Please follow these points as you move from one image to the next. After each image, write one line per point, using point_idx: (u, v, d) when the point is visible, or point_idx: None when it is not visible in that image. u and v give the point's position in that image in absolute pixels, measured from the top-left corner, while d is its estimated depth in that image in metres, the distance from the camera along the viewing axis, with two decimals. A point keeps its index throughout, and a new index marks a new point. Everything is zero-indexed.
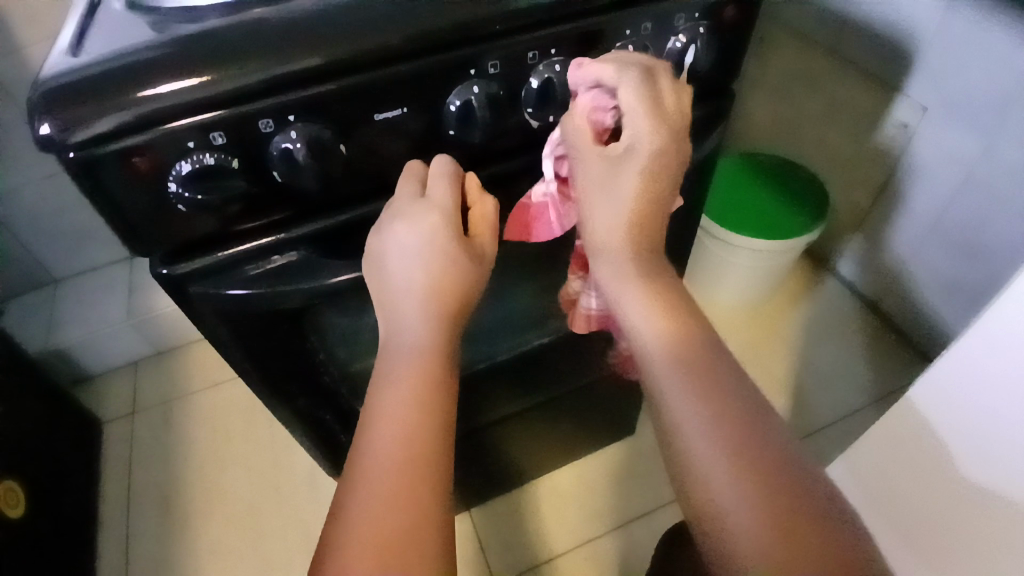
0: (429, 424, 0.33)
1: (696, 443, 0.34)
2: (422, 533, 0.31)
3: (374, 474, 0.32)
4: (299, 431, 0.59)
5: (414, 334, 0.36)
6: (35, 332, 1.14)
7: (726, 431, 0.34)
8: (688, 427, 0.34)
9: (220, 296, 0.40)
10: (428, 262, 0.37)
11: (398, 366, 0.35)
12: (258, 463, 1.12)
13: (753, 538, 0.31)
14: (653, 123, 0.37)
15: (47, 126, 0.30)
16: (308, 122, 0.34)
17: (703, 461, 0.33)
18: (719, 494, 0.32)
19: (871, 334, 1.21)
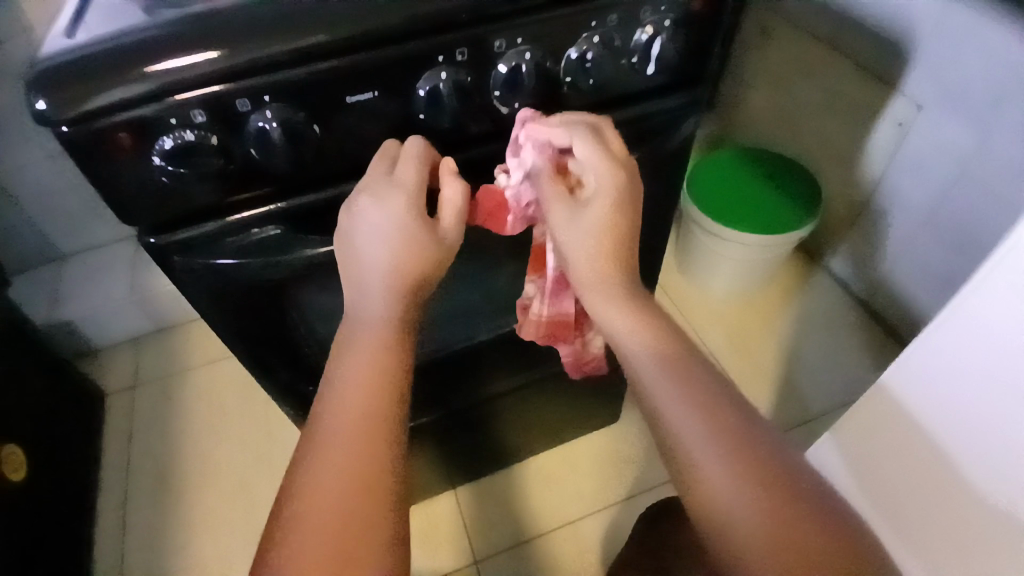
0: (384, 389, 0.36)
1: (696, 445, 0.37)
2: (373, 487, 0.33)
3: (331, 431, 0.34)
4: (284, 403, 0.61)
5: (373, 306, 0.39)
6: (41, 305, 1.17)
7: (716, 429, 0.38)
8: (682, 425, 0.38)
9: (206, 265, 0.43)
10: (392, 242, 0.39)
11: (359, 335, 0.38)
12: (254, 438, 1.16)
13: (757, 528, 0.35)
14: (609, 165, 0.42)
15: (42, 103, 0.32)
16: (282, 102, 0.36)
17: (702, 459, 0.37)
18: (721, 490, 0.36)
19: (861, 329, 1.22)
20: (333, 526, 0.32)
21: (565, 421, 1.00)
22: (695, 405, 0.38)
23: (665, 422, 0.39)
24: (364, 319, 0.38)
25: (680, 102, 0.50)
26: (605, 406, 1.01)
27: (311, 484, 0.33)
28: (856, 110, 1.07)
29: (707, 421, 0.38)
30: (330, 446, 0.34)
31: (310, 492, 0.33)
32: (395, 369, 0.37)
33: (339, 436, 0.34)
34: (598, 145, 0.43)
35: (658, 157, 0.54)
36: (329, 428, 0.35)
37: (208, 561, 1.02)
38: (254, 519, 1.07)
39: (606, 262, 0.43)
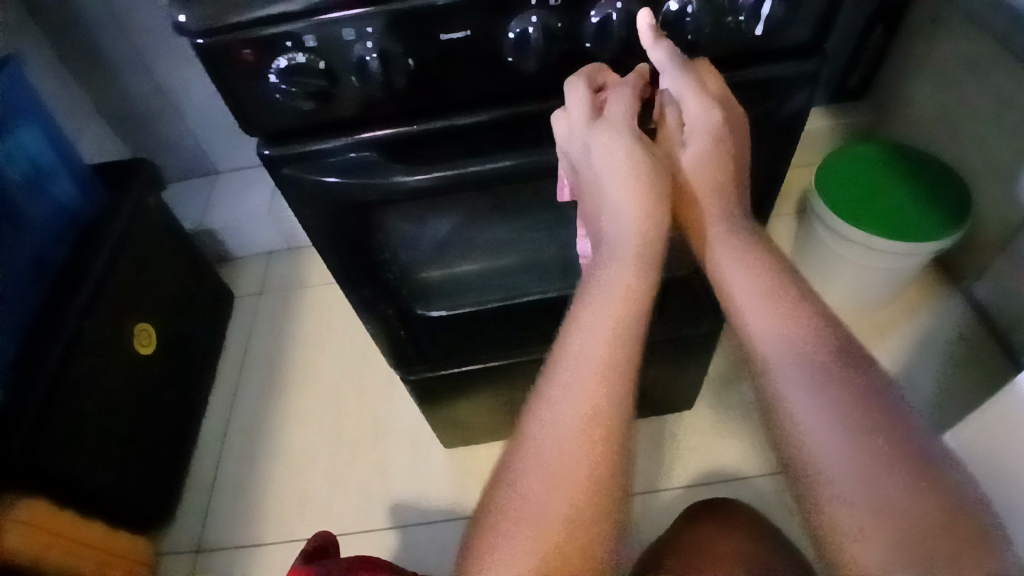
0: (618, 359, 0.42)
1: (806, 410, 0.40)
2: (614, 402, 0.41)
3: (576, 379, 0.41)
4: (365, 321, 0.67)
5: (623, 273, 0.43)
6: (195, 211, 1.36)
7: (833, 393, 0.39)
8: (798, 396, 0.40)
9: (311, 179, 0.48)
10: (635, 205, 0.43)
11: (602, 298, 0.43)
12: (349, 354, 1.27)
13: (864, 496, 0.37)
14: (702, 101, 0.42)
15: (183, 16, 0.38)
16: (383, 35, 0.39)
17: (811, 422, 0.39)
18: (828, 454, 0.38)
19: (991, 364, 1.07)
20: (585, 426, 0.40)
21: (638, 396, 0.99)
22: (811, 371, 0.40)
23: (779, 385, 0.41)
24: (609, 285, 0.43)
25: (797, 70, 0.46)
26: (682, 389, 0.99)
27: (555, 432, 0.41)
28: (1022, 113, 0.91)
29: (827, 388, 0.40)
30: (575, 400, 0.41)
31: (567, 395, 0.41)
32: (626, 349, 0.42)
33: (585, 387, 0.41)
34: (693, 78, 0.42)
35: (760, 129, 0.51)
36: (569, 386, 0.41)
37: (292, 454, 1.16)
38: (337, 425, 1.18)
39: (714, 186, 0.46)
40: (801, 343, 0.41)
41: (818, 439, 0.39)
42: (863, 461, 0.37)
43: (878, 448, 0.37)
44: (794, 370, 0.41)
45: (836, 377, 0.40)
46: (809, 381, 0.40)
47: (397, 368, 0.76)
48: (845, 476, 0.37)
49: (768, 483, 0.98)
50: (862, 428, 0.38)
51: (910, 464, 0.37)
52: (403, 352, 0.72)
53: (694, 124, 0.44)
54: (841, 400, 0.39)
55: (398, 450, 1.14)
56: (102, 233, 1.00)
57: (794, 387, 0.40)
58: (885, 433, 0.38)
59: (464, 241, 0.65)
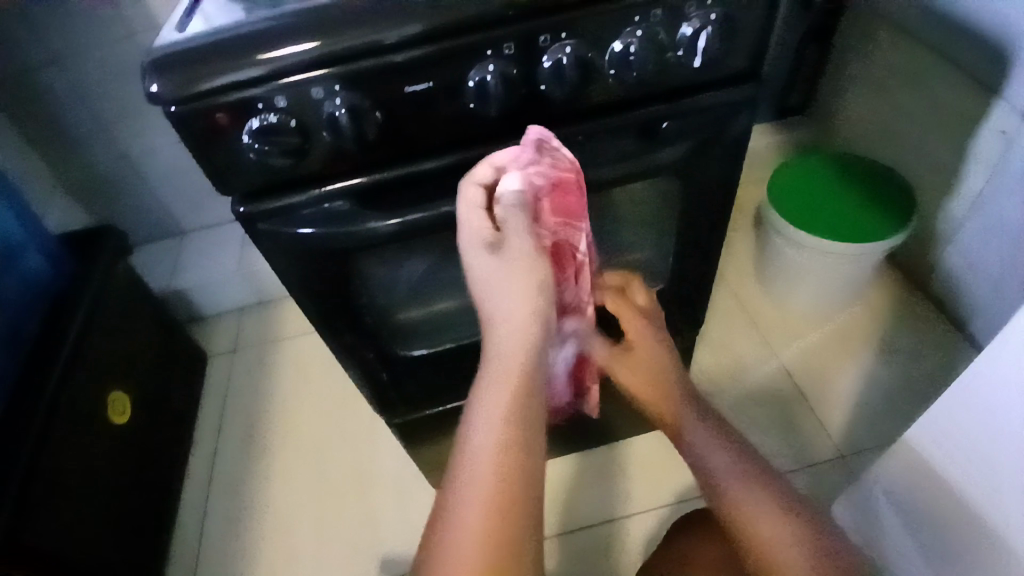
0: (513, 428, 0.42)
1: (729, 480, 0.57)
2: (515, 469, 0.41)
3: (477, 452, 0.41)
4: (347, 367, 0.68)
5: (511, 348, 0.45)
6: (162, 273, 1.34)
7: (742, 462, 0.58)
8: (722, 467, 0.58)
9: (287, 232, 0.50)
10: (517, 284, 0.46)
11: (496, 377, 0.44)
12: (330, 405, 1.25)
13: (791, 550, 0.52)
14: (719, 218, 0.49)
15: (156, 86, 0.40)
16: (350, 91, 0.42)
17: (741, 494, 0.56)
18: (759, 520, 0.54)
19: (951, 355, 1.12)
20: (496, 493, 0.40)
21: (620, 418, 1.00)
22: (727, 448, 0.59)
23: (710, 468, 0.59)
24: (501, 357, 0.45)
25: (737, 96, 0.50)
26: (665, 407, 1.01)
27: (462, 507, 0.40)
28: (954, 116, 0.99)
29: (737, 458, 0.58)
30: (477, 474, 0.40)
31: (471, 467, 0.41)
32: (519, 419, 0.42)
33: (485, 460, 0.41)
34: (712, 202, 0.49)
35: (711, 152, 0.55)
36: (476, 468, 0.41)
37: (278, 513, 1.12)
38: (322, 479, 1.16)
39: None
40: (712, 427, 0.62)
41: (727, 471, 0.58)
42: (780, 517, 0.54)
43: (781, 505, 0.55)
44: (692, 422, 0.62)
45: (737, 447, 0.60)
46: (728, 456, 0.59)
47: (381, 412, 0.76)
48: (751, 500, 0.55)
49: None
50: (769, 489, 0.56)
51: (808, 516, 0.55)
52: (386, 396, 0.73)
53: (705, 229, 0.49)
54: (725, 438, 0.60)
55: (388, 497, 1.12)
56: (72, 303, 0.99)
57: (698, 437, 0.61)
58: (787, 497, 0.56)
59: (441, 279, 0.66)
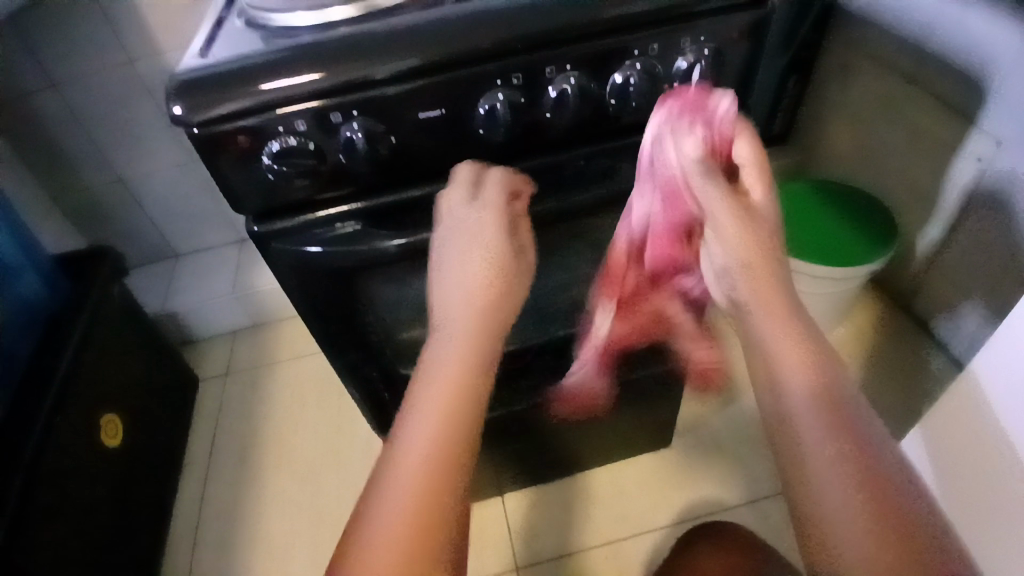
0: (463, 364, 0.37)
1: (802, 418, 0.34)
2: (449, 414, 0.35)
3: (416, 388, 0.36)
4: (350, 387, 0.69)
5: (460, 300, 0.40)
6: (156, 296, 1.34)
7: (827, 408, 0.34)
8: (793, 397, 0.35)
9: (298, 251, 0.51)
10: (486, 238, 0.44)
11: (444, 335, 0.38)
12: (327, 427, 1.25)
13: (852, 529, 0.31)
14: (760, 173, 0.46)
15: (180, 108, 0.42)
16: (367, 116, 0.44)
17: (808, 441, 0.33)
18: (820, 478, 0.32)
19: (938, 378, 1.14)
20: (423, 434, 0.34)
21: (614, 439, 1.01)
22: (811, 373, 0.36)
23: (780, 393, 0.36)
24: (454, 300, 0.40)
25: None
26: (660, 426, 1.02)
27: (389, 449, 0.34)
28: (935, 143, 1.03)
29: (817, 386, 0.35)
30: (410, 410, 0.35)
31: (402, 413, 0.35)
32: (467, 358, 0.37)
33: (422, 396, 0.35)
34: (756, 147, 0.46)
35: None
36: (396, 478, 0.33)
37: (271, 539, 1.11)
38: (316, 503, 1.15)
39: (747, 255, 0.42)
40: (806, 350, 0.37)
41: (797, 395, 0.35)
42: (851, 481, 0.32)
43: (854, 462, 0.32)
44: (754, 300, 0.39)
45: (817, 375, 0.36)
46: (795, 368, 0.36)
47: (382, 431, 0.77)
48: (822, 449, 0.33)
49: (752, 511, 1.00)
50: (835, 437, 0.33)
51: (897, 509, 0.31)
52: (387, 414, 0.73)
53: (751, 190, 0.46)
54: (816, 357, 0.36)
55: None
56: (69, 325, 0.99)
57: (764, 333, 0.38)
58: (862, 455, 0.33)
59: None
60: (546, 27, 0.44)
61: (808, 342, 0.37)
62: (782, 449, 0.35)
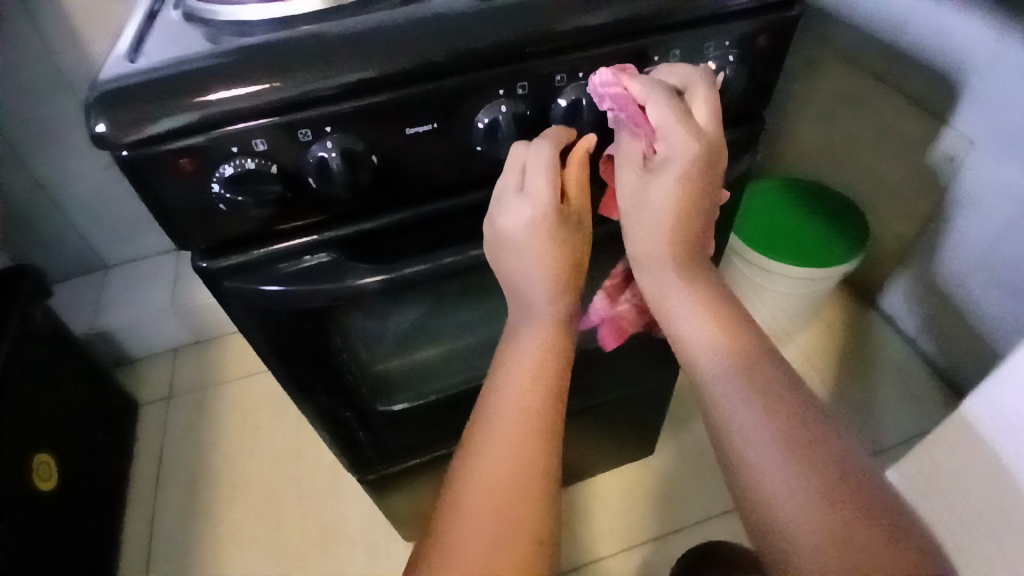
0: (541, 407, 0.41)
1: (751, 446, 0.35)
2: (532, 453, 0.39)
3: (494, 429, 0.40)
4: (320, 429, 0.61)
5: (531, 341, 0.42)
6: (83, 314, 1.20)
7: (770, 407, 0.36)
8: (735, 415, 0.36)
9: (254, 290, 0.43)
10: (548, 272, 0.42)
11: (512, 376, 0.42)
12: (283, 455, 1.15)
13: (818, 549, 0.32)
14: (683, 129, 0.38)
15: (103, 126, 0.34)
16: (342, 133, 0.38)
17: (758, 464, 0.35)
18: (773, 490, 0.34)
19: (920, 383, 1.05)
20: (510, 474, 0.39)
21: (596, 453, 0.96)
22: (755, 392, 0.36)
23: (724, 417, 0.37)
24: (527, 339, 0.42)
25: (742, 135, 0.50)
26: (646, 438, 0.98)
27: (475, 485, 0.39)
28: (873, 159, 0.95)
29: (760, 400, 0.36)
30: (491, 449, 0.39)
31: (482, 454, 0.39)
32: (545, 405, 0.41)
33: (505, 438, 0.40)
34: (671, 103, 0.39)
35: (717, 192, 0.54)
36: (477, 518, 0.37)
37: None
38: (280, 538, 1.05)
39: (673, 235, 0.40)
40: (738, 355, 0.38)
41: (739, 421, 0.36)
42: (808, 488, 0.33)
43: (803, 469, 0.34)
44: (714, 351, 0.38)
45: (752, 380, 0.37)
46: (739, 389, 0.37)
47: (354, 470, 0.69)
48: (777, 506, 0.34)
49: (740, 519, 0.98)
50: (777, 436, 0.35)
51: (847, 488, 0.33)
52: (360, 452, 0.66)
53: (669, 152, 0.39)
54: (748, 380, 0.37)
55: (355, 551, 1.04)
56: None
57: (720, 381, 0.37)
58: (813, 449, 0.34)
59: (429, 326, 0.61)
60: (567, 29, 0.39)
61: (740, 361, 0.37)
62: (734, 469, 0.36)
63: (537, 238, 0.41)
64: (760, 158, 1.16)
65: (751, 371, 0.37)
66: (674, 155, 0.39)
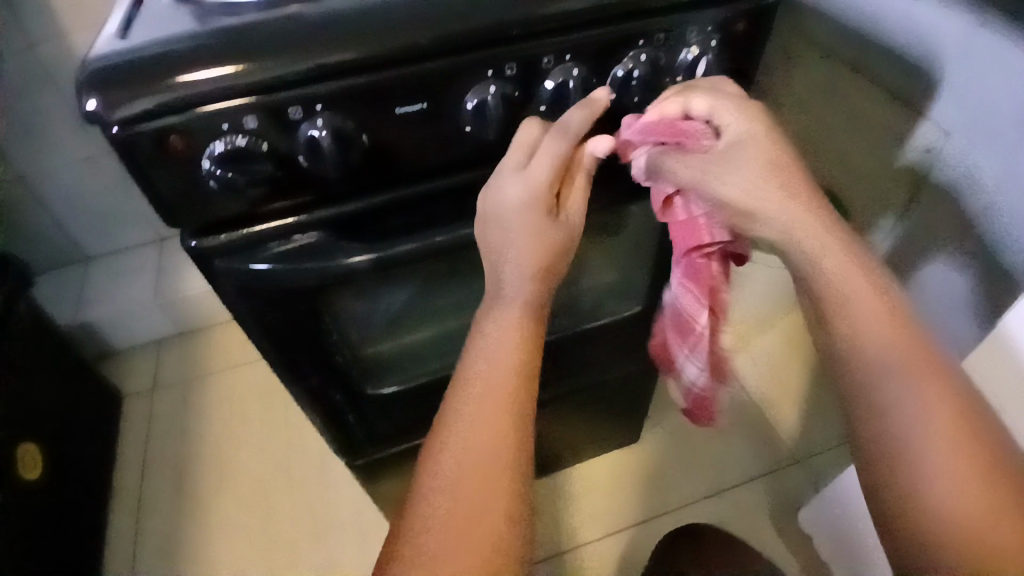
0: (514, 373, 0.40)
1: (907, 432, 0.38)
2: (506, 420, 0.39)
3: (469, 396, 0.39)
4: (312, 412, 0.61)
5: (506, 310, 0.42)
6: (66, 306, 1.19)
7: (927, 401, 0.38)
8: (900, 409, 0.39)
9: (243, 269, 0.44)
10: (534, 246, 0.42)
11: (486, 343, 0.41)
12: (270, 445, 1.15)
13: (964, 524, 0.36)
14: (739, 110, 0.44)
15: (94, 103, 0.34)
16: (333, 112, 0.38)
17: (915, 449, 0.38)
18: (925, 474, 0.37)
19: None
20: (483, 441, 0.38)
21: (581, 438, 0.97)
22: (918, 390, 0.38)
23: (887, 407, 0.39)
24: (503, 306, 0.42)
25: None
26: (633, 423, 0.99)
27: (451, 454, 0.38)
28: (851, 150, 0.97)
29: (924, 396, 0.38)
30: (466, 417, 0.39)
31: (457, 421, 0.39)
32: (519, 372, 0.40)
33: (479, 404, 0.39)
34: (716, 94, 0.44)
35: None
36: (443, 494, 0.37)
37: (220, 567, 1.02)
38: (269, 528, 1.06)
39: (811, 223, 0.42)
40: (893, 342, 0.40)
41: (902, 412, 0.39)
42: (963, 478, 0.37)
43: (958, 460, 0.37)
44: (875, 340, 0.40)
45: (906, 371, 0.39)
46: (907, 384, 0.39)
47: (345, 455, 0.70)
48: (934, 488, 0.37)
49: (724, 503, 1.00)
50: (943, 430, 0.38)
51: (1000, 476, 0.37)
52: (352, 436, 0.66)
53: (736, 133, 0.44)
54: (913, 369, 0.39)
55: (344, 540, 1.04)
56: None
57: (881, 371, 0.40)
58: (970, 441, 0.38)
59: (420, 310, 0.62)
60: (553, 13, 0.40)
61: (901, 351, 0.39)
62: (885, 452, 0.39)
63: (531, 217, 0.42)
64: None
65: (912, 362, 0.39)
66: (741, 136, 0.44)
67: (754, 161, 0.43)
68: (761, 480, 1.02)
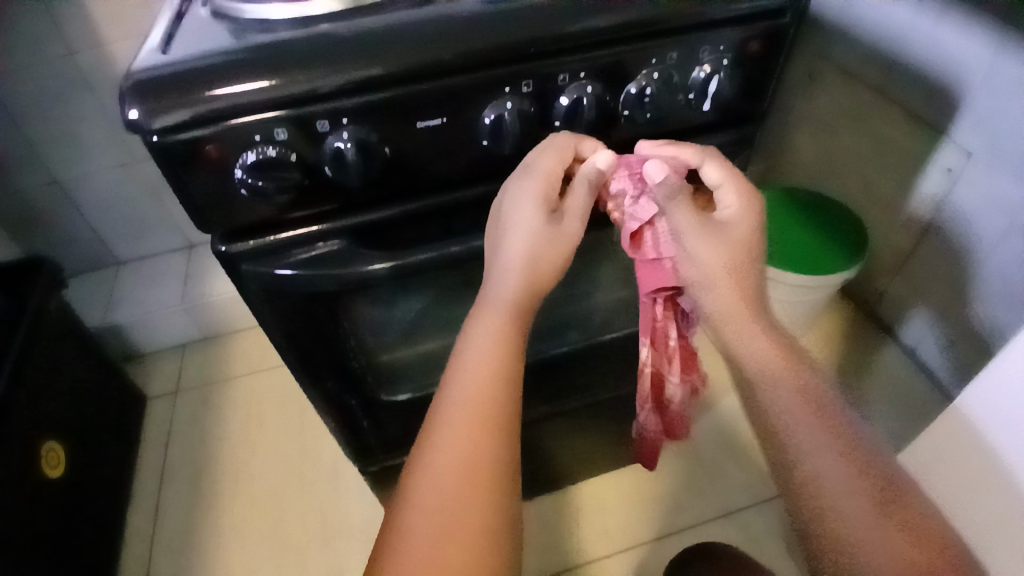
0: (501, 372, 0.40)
1: (833, 484, 0.43)
2: (493, 418, 0.39)
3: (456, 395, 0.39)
4: (326, 416, 0.63)
5: (494, 310, 0.43)
6: (95, 308, 1.23)
7: (844, 457, 0.43)
8: (824, 467, 0.43)
9: (269, 274, 0.46)
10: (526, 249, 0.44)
11: (473, 342, 0.41)
12: (286, 450, 1.17)
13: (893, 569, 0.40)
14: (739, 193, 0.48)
15: (136, 112, 0.36)
16: (358, 125, 0.40)
17: (840, 499, 0.43)
18: (851, 522, 0.42)
19: (921, 395, 1.02)
20: (470, 439, 0.38)
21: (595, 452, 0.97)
22: (837, 451, 0.43)
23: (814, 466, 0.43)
24: (490, 306, 0.43)
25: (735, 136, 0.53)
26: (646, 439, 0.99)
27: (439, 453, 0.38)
28: (869, 170, 0.98)
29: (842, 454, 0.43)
30: (453, 416, 0.39)
31: (445, 420, 0.39)
32: (505, 372, 0.40)
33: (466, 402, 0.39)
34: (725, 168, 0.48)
35: None
36: (424, 504, 0.36)
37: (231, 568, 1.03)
38: (280, 532, 1.07)
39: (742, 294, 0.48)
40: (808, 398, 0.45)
41: (823, 467, 0.43)
42: (882, 527, 0.41)
43: (878, 510, 0.42)
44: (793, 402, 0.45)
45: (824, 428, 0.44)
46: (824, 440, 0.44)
47: (358, 460, 0.71)
48: (862, 539, 0.41)
49: (737, 523, 0.99)
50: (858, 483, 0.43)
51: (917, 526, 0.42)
52: (366, 441, 0.68)
53: (731, 215, 0.49)
54: (830, 429, 0.44)
55: (355, 546, 1.05)
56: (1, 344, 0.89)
57: (803, 430, 0.44)
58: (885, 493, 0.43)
59: (435, 319, 0.63)
60: (568, 31, 0.41)
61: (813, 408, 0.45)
62: (815, 503, 0.43)
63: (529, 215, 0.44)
64: (761, 169, 1.19)
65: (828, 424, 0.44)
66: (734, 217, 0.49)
67: (734, 244, 0.48)
68: (776, 501, 1.00)
